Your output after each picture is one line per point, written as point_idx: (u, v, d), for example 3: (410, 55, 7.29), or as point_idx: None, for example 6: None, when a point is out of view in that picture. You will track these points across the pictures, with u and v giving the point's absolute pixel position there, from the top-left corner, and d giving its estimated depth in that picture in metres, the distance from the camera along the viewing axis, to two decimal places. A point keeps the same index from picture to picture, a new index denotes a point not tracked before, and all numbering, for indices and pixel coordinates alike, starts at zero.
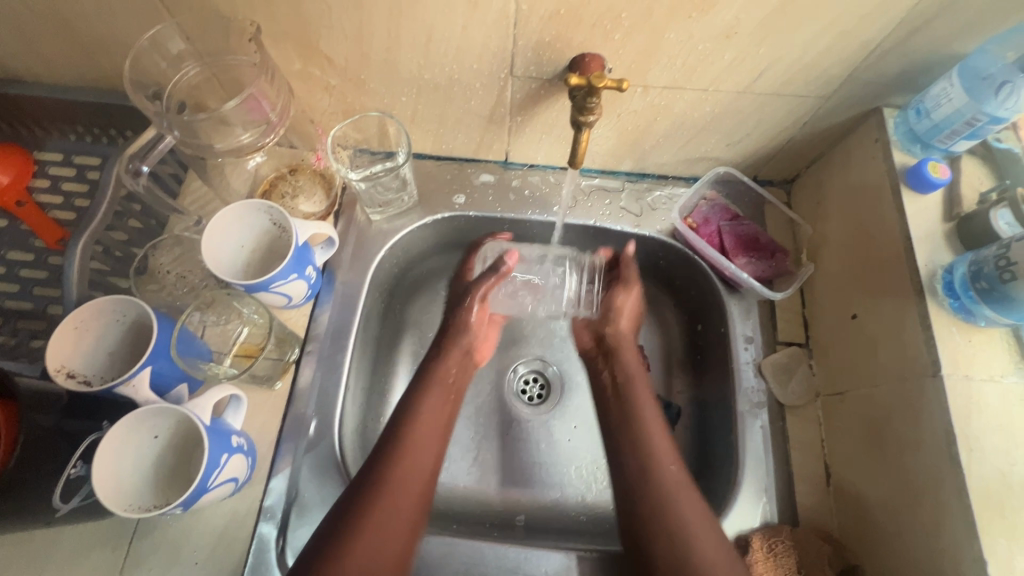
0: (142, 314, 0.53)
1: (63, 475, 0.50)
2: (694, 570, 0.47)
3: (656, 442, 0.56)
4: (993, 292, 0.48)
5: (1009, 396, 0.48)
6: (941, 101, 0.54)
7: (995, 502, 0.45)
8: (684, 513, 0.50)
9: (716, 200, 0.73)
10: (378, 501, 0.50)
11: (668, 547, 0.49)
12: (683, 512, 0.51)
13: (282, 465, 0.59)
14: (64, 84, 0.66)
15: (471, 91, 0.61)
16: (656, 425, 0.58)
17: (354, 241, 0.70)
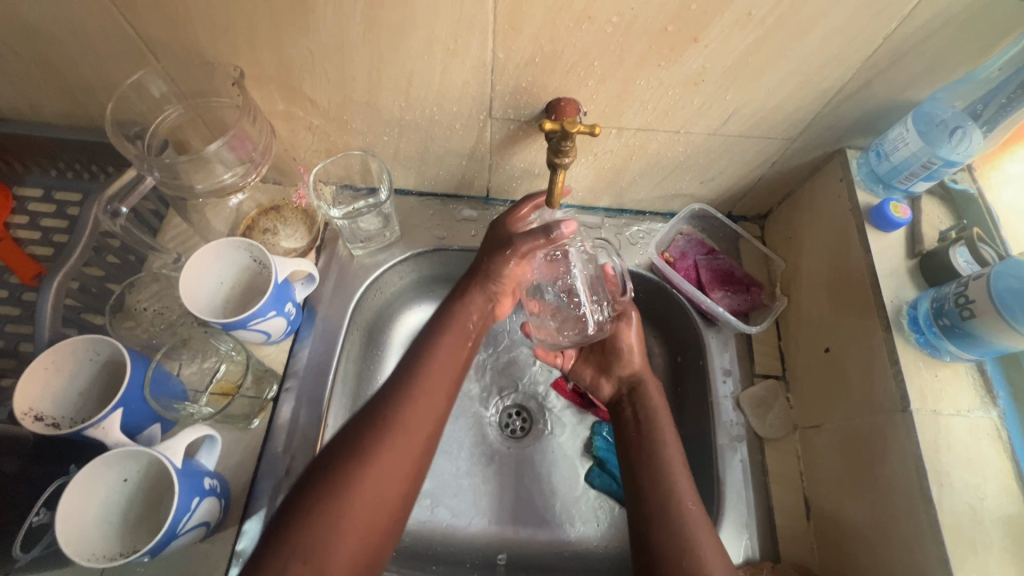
0: (116, 353, 0.52)
1: (24, 524, 0.48)
2: None
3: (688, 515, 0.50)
4: (955, 329, 0.50)
5: (976, 430, 0.50)
6: (898, 145, 0.56)
7: (966, 536, 0.46)
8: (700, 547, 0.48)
9: (692, 235, 0.75)
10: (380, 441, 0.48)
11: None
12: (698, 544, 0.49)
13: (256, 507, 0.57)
14: (47, 122, 0.67)
15: (451, 131, 0.63)
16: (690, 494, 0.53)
17: (336, 276, 0.71)
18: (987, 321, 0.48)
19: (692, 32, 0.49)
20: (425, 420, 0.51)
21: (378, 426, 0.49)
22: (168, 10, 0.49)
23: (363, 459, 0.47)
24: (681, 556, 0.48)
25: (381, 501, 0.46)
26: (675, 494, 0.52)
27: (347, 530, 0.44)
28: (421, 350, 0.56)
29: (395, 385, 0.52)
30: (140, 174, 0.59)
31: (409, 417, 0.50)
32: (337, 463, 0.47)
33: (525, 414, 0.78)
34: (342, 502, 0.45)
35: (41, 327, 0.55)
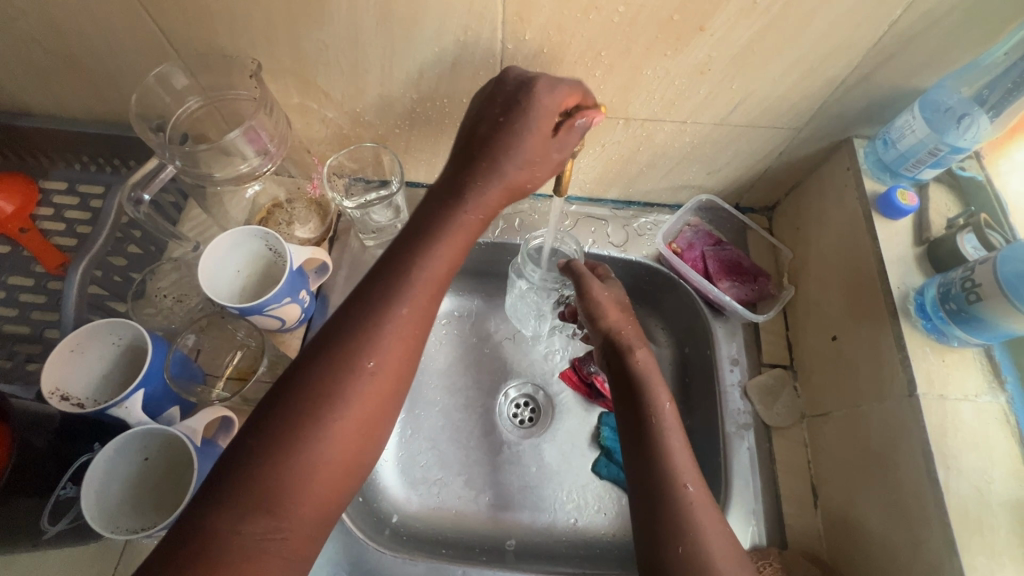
0: (137, 336, 0.54)
1: (53, 497, 0.49)
2: None
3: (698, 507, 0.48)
4: (962, 313, 0.50)
5: (984, 415, 0.50)
6: (905, 132, 0.56)
7: (973, 519, 0.46)
8: (702, 529, 0.47)
9: (700, 226, 0.76)
10: (358, 363, 0.42)
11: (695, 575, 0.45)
12: (701, 529, 0.47)
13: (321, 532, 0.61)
14: (72, 116, 0.70)
15: (461, 123, 0.64)
16: (690, 476, 0.50)
17: (348, 266, 0.72)
18: (994, 306, 0.48)
19: (699, 21, 0.49)
20: (406, 341, 0.45)
21: (381, 311, 0.44)
22: (191, 7, 0.51)
23: (371, 339, 0.43)
24: (676, 543, 0.47)
25: (387, 380, 0.43)
26: (677, 471, 0.50)
27: (317, 468, 0.40)
28: (413, 254, 0.47)
29: (375, 298, 0.45)
30: (161, 163, 0.60)
31: (390, 339, 0.44)
32: (341, 339, 0.43)
33: (533, 404, 0.78)
34: (351, 377, 0.42)
35: (66, 310, 0.57)
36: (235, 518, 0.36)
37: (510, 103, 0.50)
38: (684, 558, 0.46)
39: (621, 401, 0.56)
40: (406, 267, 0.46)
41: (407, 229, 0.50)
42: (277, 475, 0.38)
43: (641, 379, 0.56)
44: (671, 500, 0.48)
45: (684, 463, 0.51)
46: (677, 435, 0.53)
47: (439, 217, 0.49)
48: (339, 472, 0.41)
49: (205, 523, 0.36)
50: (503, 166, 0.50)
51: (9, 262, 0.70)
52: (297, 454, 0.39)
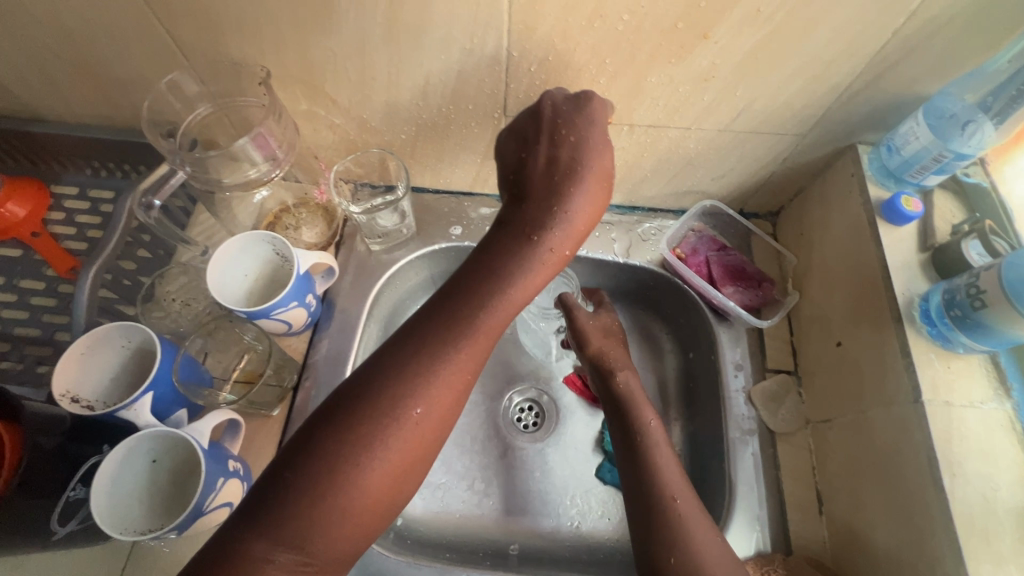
0: (145, 339, 0.55)
1: (62, 498, 0.49)
2: None
3: (689, 516, 0.50)
4: (967, 320, 0.50)
5: (989, 422, 0.49)
6: (909, 138, 0.57)
7: (979, 527, 0.45)
8: (694, 537, 0.49)
9: (704, 232, 0.76)
10: (403, 408, 0.45)
11: None
12: (693, 536, 0.49)
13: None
14: (83, 123, 0.71)
15: (466, 129, 0.65)
16: (677, 488, 0.53)
17: (354, 270, 0.73)
18: (998, 312, 0.48)
19: (702, 29, 0.50)
20: (452, 387, 0.47)
21: (437, 356, 0.47)
22: (201, 15, 0.52)
23: (423, 383, 0.46)
24: (669, 551, 0.48)
25: (433, 422, 0.46)
26: (666, 483, 0.53)
27: (350, 504, 0.42)
28: (482, 298, 0.50)
29: (432, 347, 0.47)
30: (171, 170, 0.61)
31: (439, 386, 0.46)
32: (396, 378, 0.45)
33: (537, 408, 0.79)
34: (398, 419, 0.44)
35: (77, 316, 0.57)
36: (268, 540, 0.39)
37: (574, 139, 0.54)
38: (678, 568, 0.47)
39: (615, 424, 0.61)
40: (473, 311, 0.49)
41: (474, 266, 0.52)
42: (317, 504, 0.41)
43: (631, 403, 0.61)
44: (659, 507, 0.51)
45: (673, 476, 0.54)
46: (664, 451, 0.56)
47: (509, 257, 0.52)
48: (370, 510, 0.43)
49: (243, 540, 0.39)
50: (563, 207, 0.53)
51: (21, 266, 0.71)
52: (337, 485, 0.42)
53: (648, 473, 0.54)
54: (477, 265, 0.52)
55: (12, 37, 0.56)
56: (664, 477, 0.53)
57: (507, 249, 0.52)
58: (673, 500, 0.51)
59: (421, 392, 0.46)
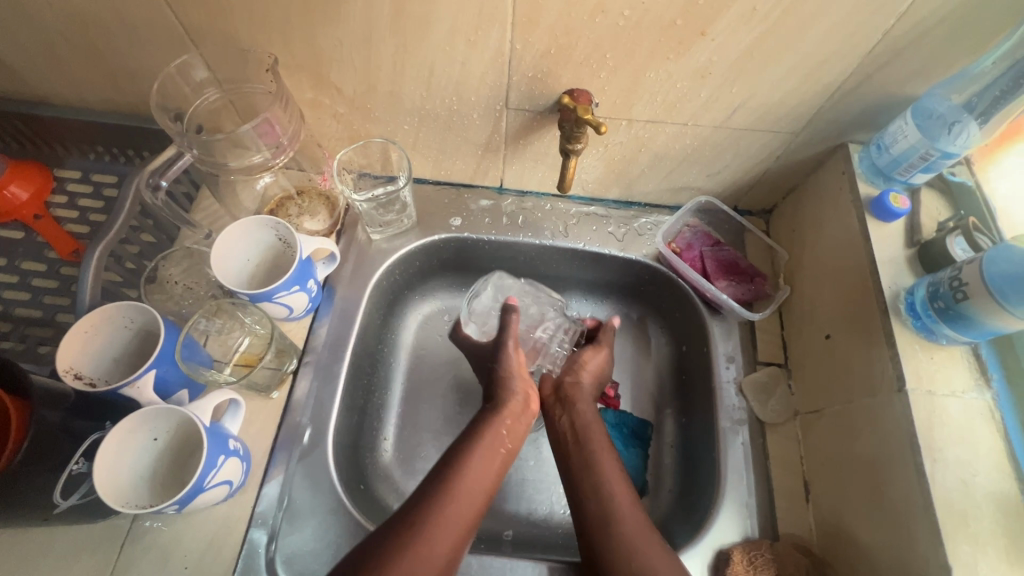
0: (147, 321, 0.56)
1: (64, 472, 0.48)
2: None
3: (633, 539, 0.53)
4: (950, 311, 0.51)
5: (970, 410, 0.51)
6: (898, 137, 0.58)
7: (959, 511, 0.47)
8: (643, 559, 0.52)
9: (699, 227, 0.77)
10: (435, 512, 0.50)
11: None
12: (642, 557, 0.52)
13: (306, 529, 0.59)
14: (88, 108, 0.72)
15: (468, 120, 0.66)
16: (627, 514, 0.55)
17: (355, 258, 0.74)
18: (980, 304, 0.49)
19: (700, 26, 0.51)
20: (473, 501, 0.52)
21: (451, 490, 0.52)
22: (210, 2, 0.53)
23: (450, 495, 0.51)
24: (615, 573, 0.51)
25: (459, 527, 0.50)
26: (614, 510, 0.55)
27: None
28: (465, 452, 0.56)
29: (442, 476, 0.53)
30: (179, 152, 0.62)
31: (463, 492, 0.52)
32: (420, 498, 0.51)
33: None
34: (450, 505, 0.51)
35: (82, 293, 0.57)
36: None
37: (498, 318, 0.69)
38: None
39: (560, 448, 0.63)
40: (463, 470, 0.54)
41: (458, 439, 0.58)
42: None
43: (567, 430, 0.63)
44: (607, 524, 0.54)
45: (621, 500, 0.56)
46: (613, 474, 0.58)
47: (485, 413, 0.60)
48: None
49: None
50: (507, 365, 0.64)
51: (24, 248, 0.71)
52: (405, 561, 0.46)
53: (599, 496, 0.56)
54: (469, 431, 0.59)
55: (21, 19, 0.57)
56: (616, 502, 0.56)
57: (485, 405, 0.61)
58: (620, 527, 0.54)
59: (450, 496, 0.51)
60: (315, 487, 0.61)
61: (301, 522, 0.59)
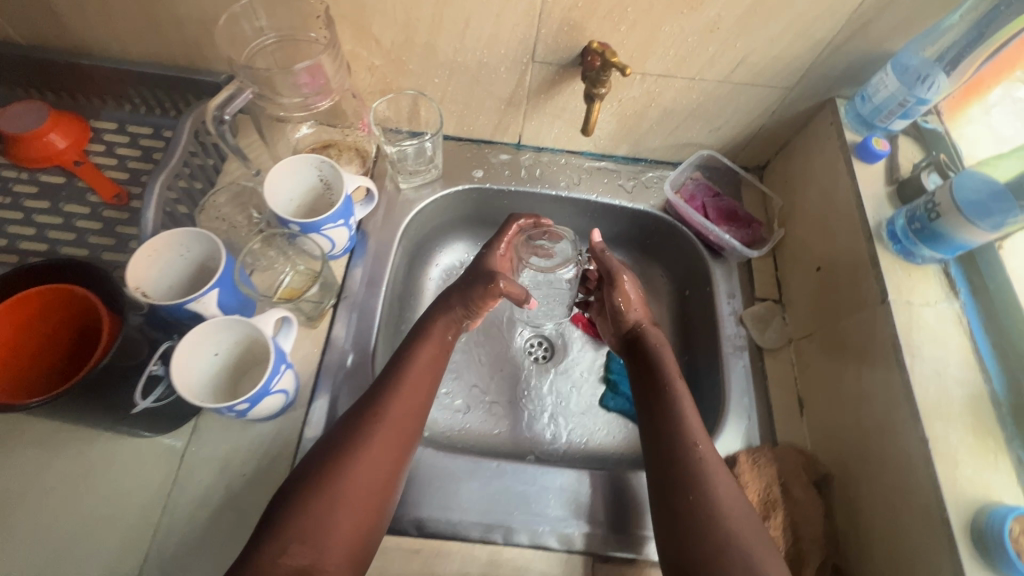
0: (206, 248, 0.60)
1: (146, 372, 0.51)
2: (722, 526, 0.51)
3: (715, 470, 0.55)
4: (925, 230, 0.59)
5: (942, 316, 0.59)
6: (880, 88, 0.66)
7: (934, 396, 0.55)
8: (716, 488, 0.54)
9: (700, 180, 0.84)
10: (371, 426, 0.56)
11: (699, 519, 0.52)
12: (715, 487, 0.54)
13: None
14: (132, 59, 0.75)
15: (496, 74, 0.72)
16: (701, 437, 0.58)
17: (385, 205, 0.79)
18: (951, 220, 0.57)
19: None
20: (410, 411, 0.59)
21: (380, 404, 0.58)
22: None
23: (377, 410, 0.57)
24: (688, 490, 0.54)
25: (394, 442, 0.56)
26: (692, 431, 0.58)
27: (347, 502, 0.51)
28: (392, 373, 0.61)
29: (378, 388, 0.60)
30: (237, 88, 0.65)
31: (396, 406, 0.58)
32: (352, 414, 0.57)
33: (546, 342, 0.87)
34: (375, 431, 0.56)
35: (146, 219, 0.60)
36: (277, 558, 0.47)
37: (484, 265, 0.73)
38: (694, 505, 0.53)
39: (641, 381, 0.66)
40: (396, 383, 0.60)
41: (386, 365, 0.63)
42: (316, 503, 0.50)
43: (659, 360, 0.66)
44: (680, 445, 0.57)
45: (697, 426, 0.59)
46: (693, 414, 0.60)
47: (410, 347, 0.64)
48: (362, 504, 0.52)
49: (254, 560, 0.46)
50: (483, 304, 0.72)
51: (67, 192, 0.74)
52: (339, 492, 0.51)
53: (673, 420, 0.60)
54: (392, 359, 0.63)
55: None
56: (691, 425, 0.59)
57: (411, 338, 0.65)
58: (697, 448, 0.57)
59: (382, 410, 0.57)
60: None
61: None
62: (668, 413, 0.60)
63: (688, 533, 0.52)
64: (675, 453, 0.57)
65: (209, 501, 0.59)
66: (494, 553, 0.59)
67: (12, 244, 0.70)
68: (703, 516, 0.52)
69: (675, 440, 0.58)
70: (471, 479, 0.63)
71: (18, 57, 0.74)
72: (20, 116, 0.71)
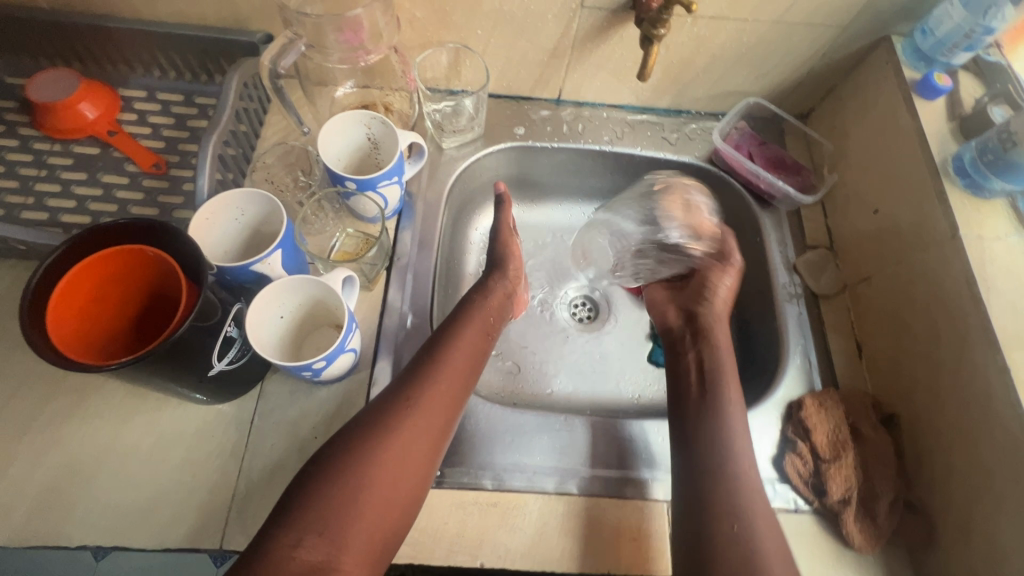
0: (262, 209, 0.59)
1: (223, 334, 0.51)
2: (754, 555, 0.51)
3: (757, 497, 0.55)
4: (999, 162, 0.60)
5: (1012, 249, 0.59)
6: (944, 20, 0.65)
7: (1012, 327, 0.55)
8: (753, 514, 0.53)
9: (745, 129, 0.82)
10: (409, 419, 0.54)
11: (729, 540, 0.52)
12: (752, 513, 0.53)
13: None
14: (161, 20, 0.72)
15: (542, 22, 0.70)
16: (749, 460, 0.57)
17: (429, 166, 0.77)
18: None
19: None
20: (445, 401, 0.57)
21: (416, 393, 0.56)
22: None
23: (413, 402, 0.55)
24: (729, 518, 0.53)
25: (425, 437, 0.54)
26: (738, 455, 0.57)
27: (371, 498, 0.49)
28: (427, 359, 0.59)
29: (414, 373, 0.58)
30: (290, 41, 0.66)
31: (433, 397, 0.56)
32: (385, 401, 0.55)
33: (590, 303, 0.86)
34: (405, 422, 0.53)
35: (200, 175, 0.59)
36: (293, 551, 0.45)
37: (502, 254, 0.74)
38: (736, 533, 0.52)
39: (682, 387, 0.64)
40: (432, 371, 0.58)
41: (420, 350, 0.61)
42: (336, 492, 0.48)
43: (704, 367, 0.65)
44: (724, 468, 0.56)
45: (744, 448, 0.58)
46: (742, 435, 0.59)
47: (449, 327, 0.63)
48: (388, 502, 0.50)
49: (269, 548, 0.45)
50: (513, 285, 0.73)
51: (103, 163, 0.72)
52: (368, 486, 0.49)
53: (721, 440, 0.58)
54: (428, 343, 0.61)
55: None
56: (738, 446, 0.58)
57: (454, 320, 0.64)
58: (742, 470, 0.56)
59: (419, 399, 0.55)
60: None
61: None
62: (715, 427, 0.59)
63: (716, 554, 0.51)
64: (720, 477, 0.56)
65: (284, 466, 0.58)
66: (572, 505, 0.60)
67: (53, 217, 0.68)
68: (740, 541, 0.52)
69: (722, 461, 0.56)
70: (541, 432, 0.64)
71: (43, 22, 0.71)
72: (51, 84, 0.69)
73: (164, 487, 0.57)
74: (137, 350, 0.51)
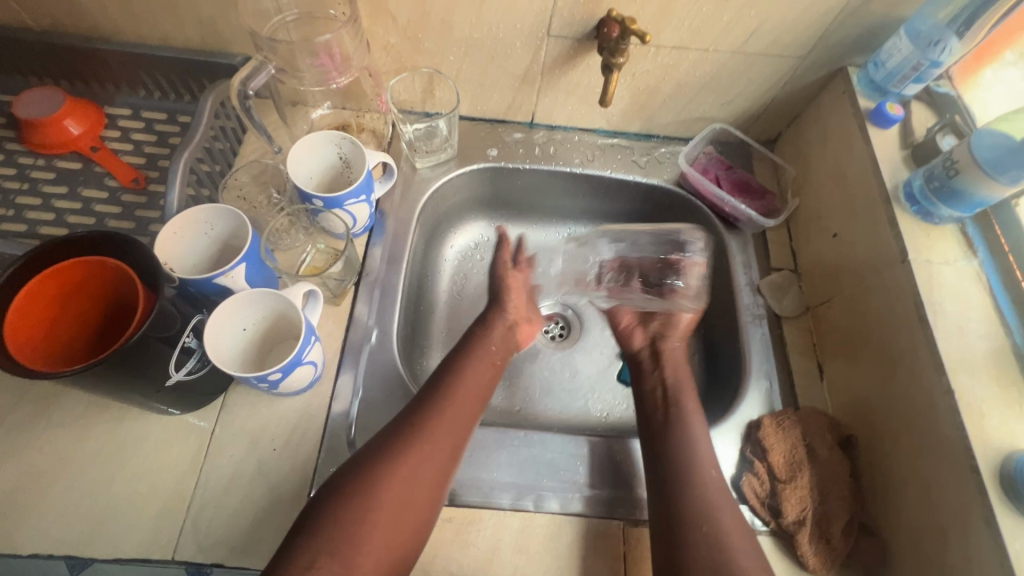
0: (229, 224, 0.60)
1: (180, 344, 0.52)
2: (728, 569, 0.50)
3: (724, 502, 0.56)
4: (944, 189, 0.60)
5: (961, 273, 0.60)
6: (893, 52, 0.67)
7: (958, 350, 0.56)
8: (723, 522, 0.54)
9: (713, 154, 0.85)
10: (416, 441, 0.55)
11: (707, 556, 0.51)
12: (722, 520, 0.54)
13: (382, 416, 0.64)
14: (147, 43, 0.75)
15: (511, 49, 0.73)
16: (711, 462, 0.59)
17: (402, 185, 0.80)
18: (969, 175, 0.59)
19: None
20: (456, 427, 0.58)
21: (425, 419, 0.57)
22: None
23: (423, 427, 0.57)
24: (699, 522, 0.54)
25: (437, 461, 0.55)
26: (699, 461, 0.59)
27: (381, 520, 0.50)
28: (438, 388, 0.61)
29: (425, 400, 0.60)
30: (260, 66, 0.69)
31: (442, 421, 0.58)
32: (395, 428, 0.56)
33: (563, 321, 0.87)
34: (416, 447, 0.55)
35: (171, 190, 0.61)
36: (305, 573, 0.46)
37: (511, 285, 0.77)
38: (708, 535, 0.53)
39: (649, 406, 0.66)
40: (440, 399, 0.60)
41: (432, 379, 0.63)
42: (349, 515, 0.49)
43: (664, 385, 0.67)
44: (688, 477, 0.57)
45: (707, 453, 0.60)
46: (705, 443, 0.61)
47: (460, 359, 0.66)
48: (399, 525, 0.51)
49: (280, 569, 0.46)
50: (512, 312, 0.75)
51: (84, 177, 0.74)
52: (377, 508, 0.50)
53: (685, 449, 0.60)
54: (440, 372, 0.64)
55: None
56: (701, 452, 0.59)
57: (466, 351, 0.67)
58: (709, 475, 0.58)
59: (427, 423, 0.57)
60: (385, 380, 0.66)
61: (376, 409, 0.64)
62: (677, 438, 0.61)
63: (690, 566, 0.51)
64: (684, 484, 0.57)
65: (241, 477, 0.59)
66: (531, 522, 0.60)
67: (31, 229, 0.70)
68: (713, 551, 0.52)
69: (685, 466, 0.58)
70: (501, 448, 0.64)
71: (34, 43, 0.74)
72: (36, 101, 0.71)
73: (120, 497, 0.57)
74: (93, 359, 0.51)
